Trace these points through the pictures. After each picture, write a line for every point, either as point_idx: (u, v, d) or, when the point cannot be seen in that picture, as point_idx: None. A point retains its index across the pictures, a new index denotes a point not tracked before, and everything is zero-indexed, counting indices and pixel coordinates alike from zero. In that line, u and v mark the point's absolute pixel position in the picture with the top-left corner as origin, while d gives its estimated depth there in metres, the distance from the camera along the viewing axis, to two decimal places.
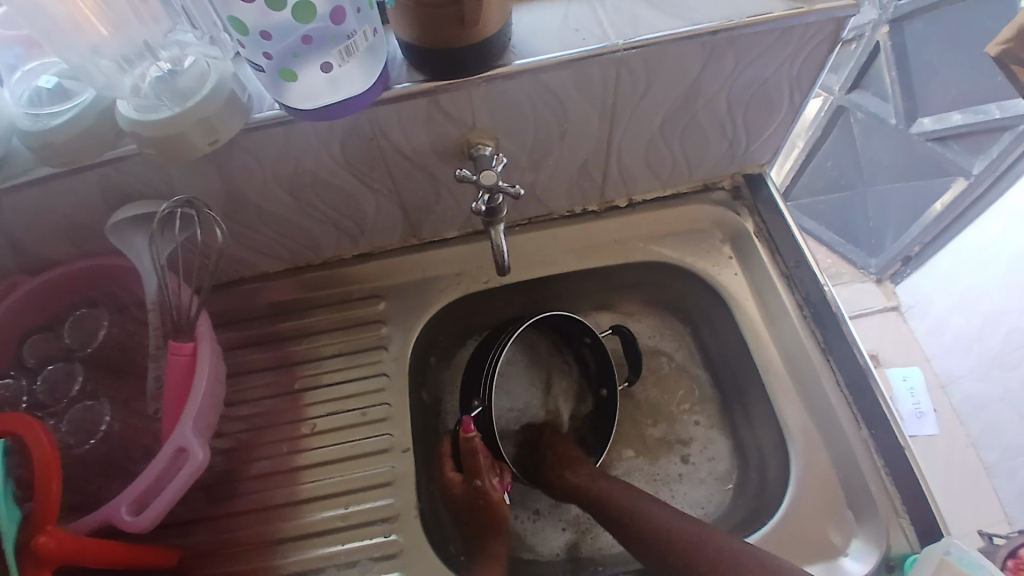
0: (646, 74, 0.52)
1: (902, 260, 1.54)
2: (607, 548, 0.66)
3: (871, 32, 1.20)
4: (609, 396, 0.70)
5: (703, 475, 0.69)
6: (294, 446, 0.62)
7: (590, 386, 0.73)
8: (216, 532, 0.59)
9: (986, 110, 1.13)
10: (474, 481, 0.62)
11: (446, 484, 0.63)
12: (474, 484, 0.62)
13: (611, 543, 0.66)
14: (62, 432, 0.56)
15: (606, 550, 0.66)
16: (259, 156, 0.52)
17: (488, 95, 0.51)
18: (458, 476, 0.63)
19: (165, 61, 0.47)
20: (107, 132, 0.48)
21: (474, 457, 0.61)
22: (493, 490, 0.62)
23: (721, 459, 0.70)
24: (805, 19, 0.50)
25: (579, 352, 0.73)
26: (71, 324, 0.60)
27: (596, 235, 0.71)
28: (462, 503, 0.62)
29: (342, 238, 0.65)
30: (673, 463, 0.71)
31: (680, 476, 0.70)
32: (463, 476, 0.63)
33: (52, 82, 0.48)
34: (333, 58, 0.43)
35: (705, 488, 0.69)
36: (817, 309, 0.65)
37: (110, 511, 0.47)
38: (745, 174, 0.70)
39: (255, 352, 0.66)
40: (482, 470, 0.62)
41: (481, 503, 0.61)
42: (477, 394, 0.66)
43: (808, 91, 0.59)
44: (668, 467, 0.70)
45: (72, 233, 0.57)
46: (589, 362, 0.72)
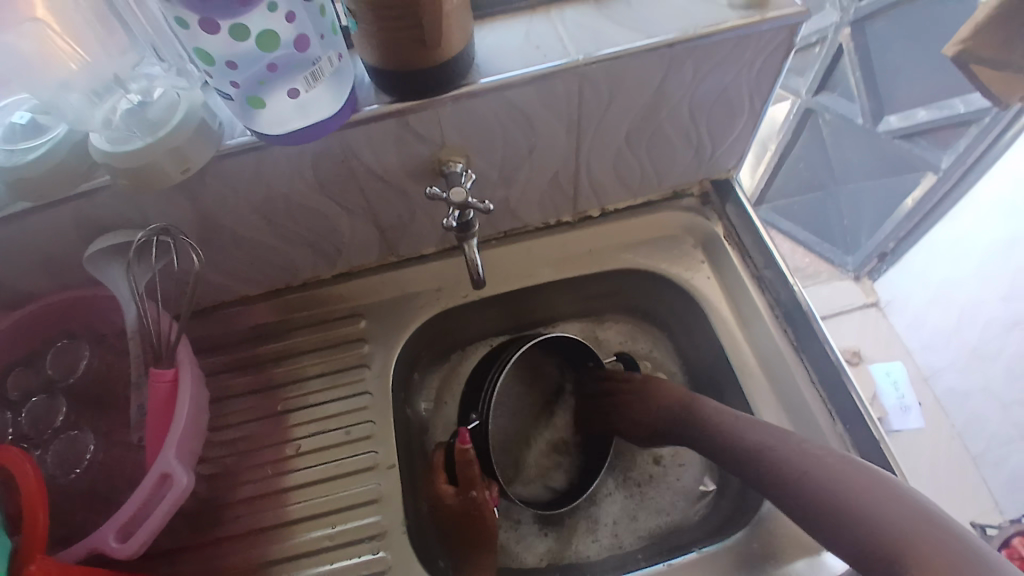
0: (609, 87, 0.54)
1: (878, 256, 1.58)
2: (585, 554, 0.67)
3: (834, 35, 1.21)
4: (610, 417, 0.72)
5: (672, 478, 0.71)
6: (279, 468, 0.63)
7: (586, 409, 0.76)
8: (203, 560, 0.59)
9: (951, 105, 1.18)
10: (469, 492, 0.62)
11: (438, 495, 0.63)
12: (469, 494, 0.62)
13: (590, 552, 0.68)
14: (47, 464, 0.57)
15: (584, 557, 0.67)
16: (232, 183, 0.52)
17: (454, 114, 0.52)
18: (451, 488, 0.63)
19: (134, 93, 0.48)
20: (81, 165, 0.49)
21: (470, 467, 0.62)
22: (488, 502, 0.62)
23: (692, 465, 0.71)
24: (759, 27, 0.52)
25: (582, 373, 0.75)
26: (52, 357, 0.61)
27: (571, 246, 0.72)
28: (455, 514, 0.62)
29: (320, 260, 0.66)
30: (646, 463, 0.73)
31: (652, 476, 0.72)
32: (457, 488, 0.63)
33: (26, 118, 0.49)
34: (299, 84, 0.44)
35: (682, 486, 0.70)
36: (787, 309, 0.66)
37: (97, 540, 0.47)
38: (713, 180, 0.72)
39: (237, 377, 0.67)
40: (478, 481, 0.62)
41: (474, 514, 0.61)
42: (474, 407, 0.67)
43: (768, 95, 0.60)
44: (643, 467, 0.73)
45: (49, 266, 0.57)
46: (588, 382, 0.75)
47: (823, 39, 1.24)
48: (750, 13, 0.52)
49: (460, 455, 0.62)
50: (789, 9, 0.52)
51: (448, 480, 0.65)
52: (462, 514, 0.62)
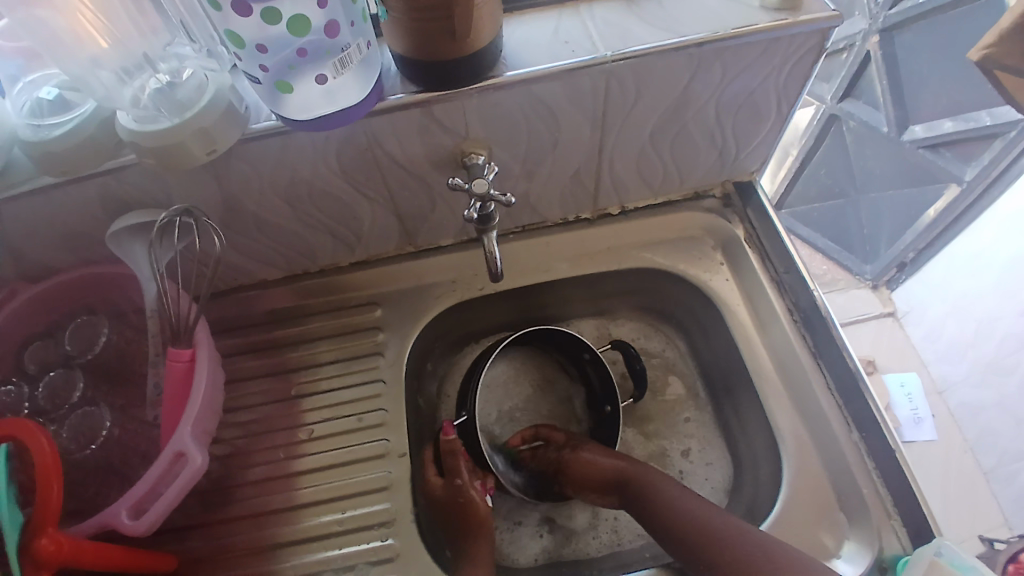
0: (636, 84, 0.54)
1: (897, 266, 1.56)
2: (586, 554, 0.67)
3: (862, 42, 1.19)
4: (613, 413, 0.70)
5: (699, 479, 0.70)
6: (290, 452, 0.63)
7: (592, 406, 0.74)
8: (211, 538, 0.60)
9: (977, 117, 1.15)
10: (454, 480, 0.63)
11: (427, 487, 0.63)
12: (453, 482, 0.63)
13: (590, 553, 0.67)
14: (62, 437, 0.58)
15: (585, 557, 0.67)
16: (256, 167, 0.53)
17: (480, 106, 0.52)
18: (440, 480, 0.64)
19: (163, 73, 0.48)
20: (107, 143, 0.49)
21: (455, 457, 0.63)
22: (474, 490, 0.63)
23: (717, 465, 0.70)
24: (791, 30, 0.51)
25: (582, 369, 0.74)
26: (71, 332, 0.61)
27: (590, 243, 0.72)
28: (443, 505, 0.62)
29: (338, 246, 0.67)
30: (674, 460, 0.71)
31: (682, 474, 0.70)
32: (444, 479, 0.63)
33: (53, 94, 0.49)
34: (328, 71, 0.44)
35: (709, 488, 0.69)
36: (807, 314, 0.66)
37: (110, 516, 0.48)
38: (736, 183, 0.72)
39: (252, 359, 0.67)
40: (463, 470, 0.63)
41: (460, 501, 0.62)
42: (464, 405, 0.67)
43: (796, 99, 0.60)
44: (671, 465, 0.71)
45: (71, 242, 0.58)
46: (592, 378, 0.73)
47: (851, 45, 1.21)
48: (782, 16, 0.51)
49: (446, 446, 0.64)
50: (822, 13, 0.51)
51: (436, 472, 0.65)
52: (448, 504, 0.62)
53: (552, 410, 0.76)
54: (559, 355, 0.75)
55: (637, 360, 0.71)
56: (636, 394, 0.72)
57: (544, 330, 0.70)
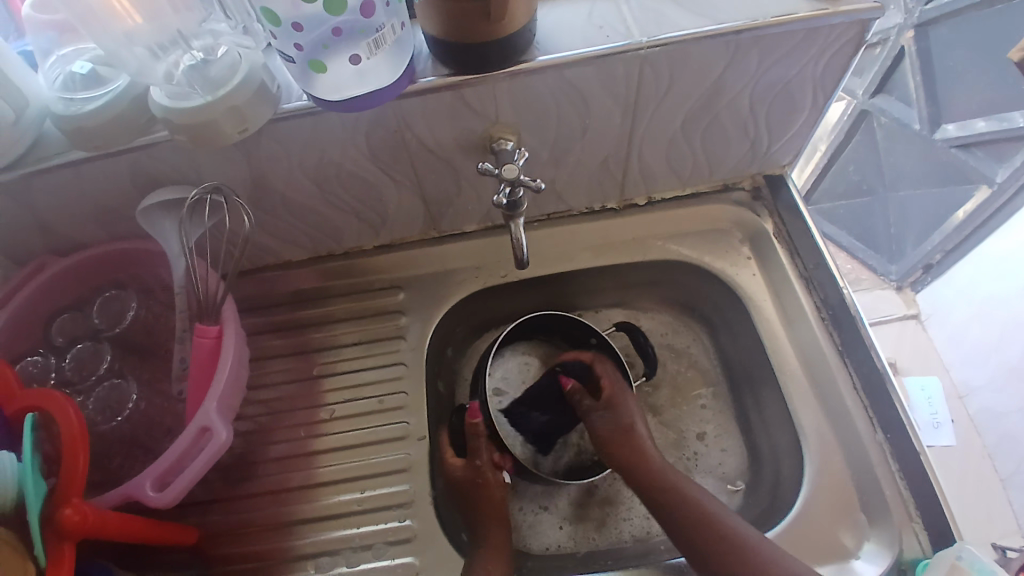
0: (670, 73, 0.53)
1: (923, 267, 1.53)
2: (616, 539, 0.67)
3: (896, 36, 1.17)
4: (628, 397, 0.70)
5: (713, 462, 0.70)
6: (311, 431, 0.63)
7: None
8: (232, 512, 0.60)
9: (1010, 118, 1.12)
10: (474, 461, 0.63)
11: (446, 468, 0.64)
12: (475, 463, 0.63)
13: (620, 539, 0.67)
14: (90, 409, 0.59)
15: (614, 542, 0.67)
16: (286, 146, 0.53)
17: (512, 90, 0.51)
18: (458, 460, 0.64)
19: (197, 50, 0.47)
20: (139, 119, 0.49)
21: (479, 438, 0.64)
22: (491, 472, 0.63)
23: (733, 452, 0.70)
24: (831, 20, 0.50)
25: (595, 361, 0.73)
26: (99, 306, 0.62)
27: (614, 233, 0.71)
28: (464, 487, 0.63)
29: (363, 228, 0.67)
30: (690, 442, 0.72)
31: (695, 455, 0.71)
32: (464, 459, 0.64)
33: (85, 68, 0.49)
34: (362, 50, 0.43)
35: (720, 472, 0.70)
36: (834, 311, 0.65)
37: (133, 488, 0.49)
38: (766, 175, 0.71)
39: (275, 338, 0.68)
40: (483, 451, 0.64)
41: (479, 483, 0.63)
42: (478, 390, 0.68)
43: (832, 92, 0.59)
44: (685, 447, 0.71)
45: (101, 217, 0.58)
46: None
47: (885, 39, 1.19)
48: (821, 5, 0.50)
49: (471, 428, 0.64)
50: (863, 4, 0.50)
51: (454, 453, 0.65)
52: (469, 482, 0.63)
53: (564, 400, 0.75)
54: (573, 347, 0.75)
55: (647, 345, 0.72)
56: (648, 372, 0.72)
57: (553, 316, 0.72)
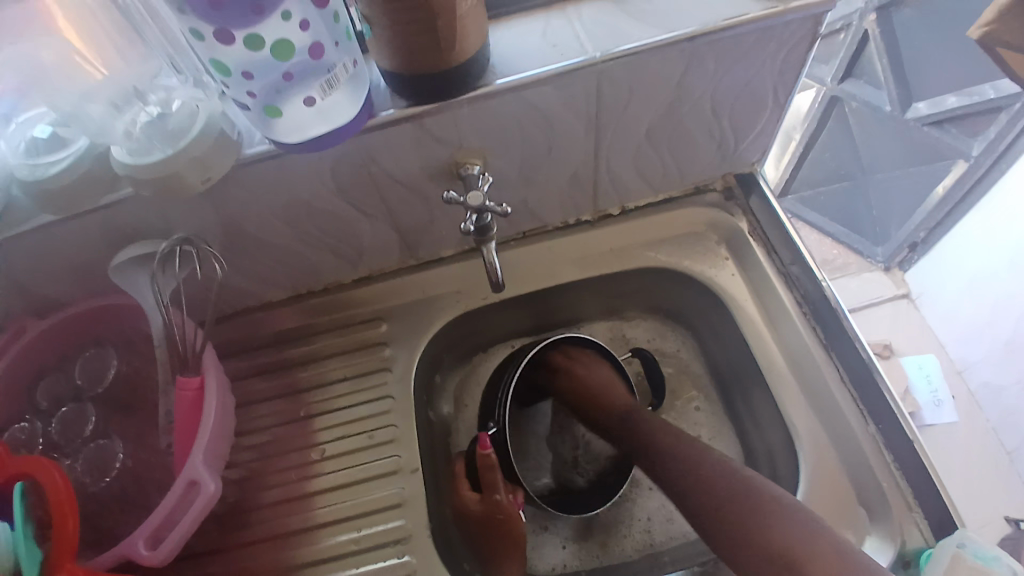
0: (627, 84, 0.53)
1: (909, 247, 1.53)
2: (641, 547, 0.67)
3: (859, 21, 1.17)
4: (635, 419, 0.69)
5: None
6: (303, 473, 0.63)
7: None
8: (230, 563, 0.60)
9: (980, 91, 1.14)
10: (493, 495, 0.61)
11: (463, 502, 0.63)
12: (492, 498, 0.61)
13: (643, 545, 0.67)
14: (77, 471, 0.58)
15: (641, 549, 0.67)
16: (252, 190, 0.53)
17: (471, 116, 0.51)
18: (474, 494, 0.63)
19: (153, 104, 0.48)
20: (103, 175, 0.49)
21: (494, 471, 0.61)
22: (513, 506, 0.61)
23: (727, 453, 0.71)
24: (783, 18, 0.50)
25: None
26: (80, 365, 0.62)
27: (593, 245, 0.71)
28: (480, 520, 0.61)
29: (340, 263, 0.66)
30: None
31: None
32: (480, 494, 0.62)
33: (47, 131, 0.49)
34: (316, 92, 0.44)
35: None
36: (816, 305, 0.65)
37: (128, 548, 0.48)
38: (737, 175, 0.71)
39: (261, 381, 0.67)
40: (500, 485, 0.62)
41: (500, 518, 0.61)
42: (492, 416, 0.67)
43: (793, 87, 0.59)
44: None
45: (77, 276, 0.58)
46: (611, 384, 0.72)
47: (848, 25, 1.21)
48: (772, 4, 0.50)
49: (482, 460, 0.61)
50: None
51: (471, 487, 0.64)
52: (487, 519, 0.61)
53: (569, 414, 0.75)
54: None
55: (654, 367, 0.71)
56: (655, 402, 0.72)
57: (568, 341, 0.70)
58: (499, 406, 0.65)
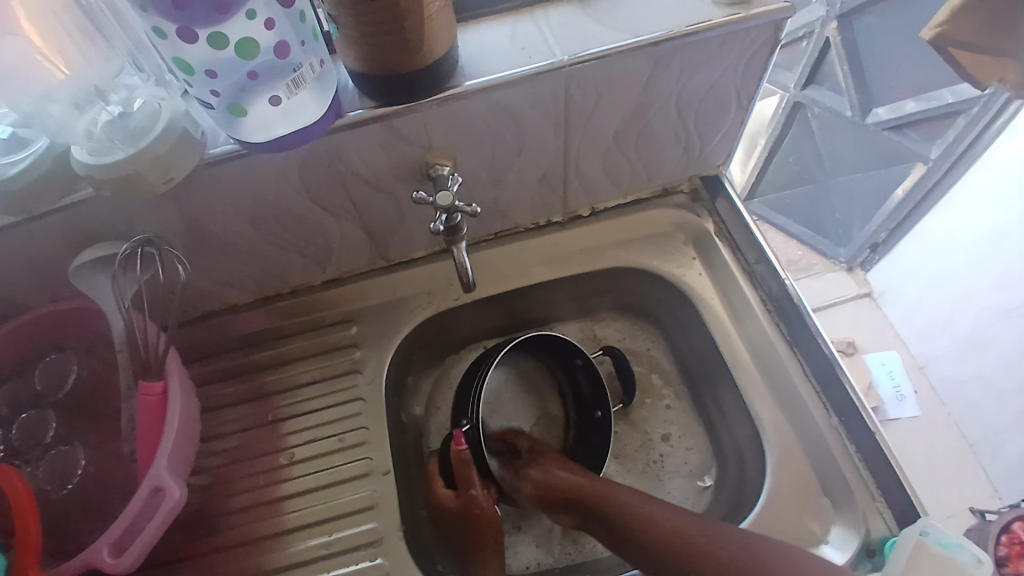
0: (595, 87, 0.54)
1: (871, 247, 1.58)
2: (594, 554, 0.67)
3: (820, 28, 1.20)
4: (604, 418, 0.69)
5: (679, 462, 0.71)
6: (272, 477, 0.62)
7: (583, 411, 0.73)
8: (197, 571, 0.58)
9: (938, 96, 1.17)
10: (468, 490, 0.62)
11: (438, 500, 0.63)
12: (468, 493, 0.62)
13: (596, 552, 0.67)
14: (38, 478, 0.57)
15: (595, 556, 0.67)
16: (218, 190, 0.52)
17: (440, 117, 0.52)
18: (450, 492, 0.63)
19: (115, 104, 0.47)
20: (65, 176, 0.48)
21: (467, 467, 0.62)
22: (487, 500, 0.62)
23: (698, 450, 0.71)
24: (745, 24, 0.51)
25: (572, 374, 0.73)
26: (40, 370, 0.60)
27: (563, 245, 0.72)
28: (456, 517, 0.62)
29: (309, 265, 0.66)
30: (655, 445, 0.72)
31: (661, 458, 0.72)
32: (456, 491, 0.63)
33: (7, 133, 0.48)
34: (281, 92, 0.43)
35: (686, 470, 0.71)
36: (779, 303, 0.66)
37: (91, 554, 0.47)
38: (703, 176, 0.72)
39: (228, 385, 0.66)
40: (476, 479, 0.62)
41: (476, 513, 0.61)
42: (465, 413, 0.66)
43: (755, 92, 0.60)
44: (651, 450, 0.72)
45: (35, 279, 0.57)
46: (581, 384, 0.72)
47: (810, 32, 1.23)
48: (734, 11, 0.52)
49: (455, 456, 0.62)
50: (775, 5, 0.51)
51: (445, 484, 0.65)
52: (463, 516, 0.62)
53: (542, 415, 0.76)
54: (548, 360, 0.75)
55: (626, 366, 0.72)
56: (625, 399, 0.72)
57: (540, 338, 0.70)
58: (472, 403, 0.65)
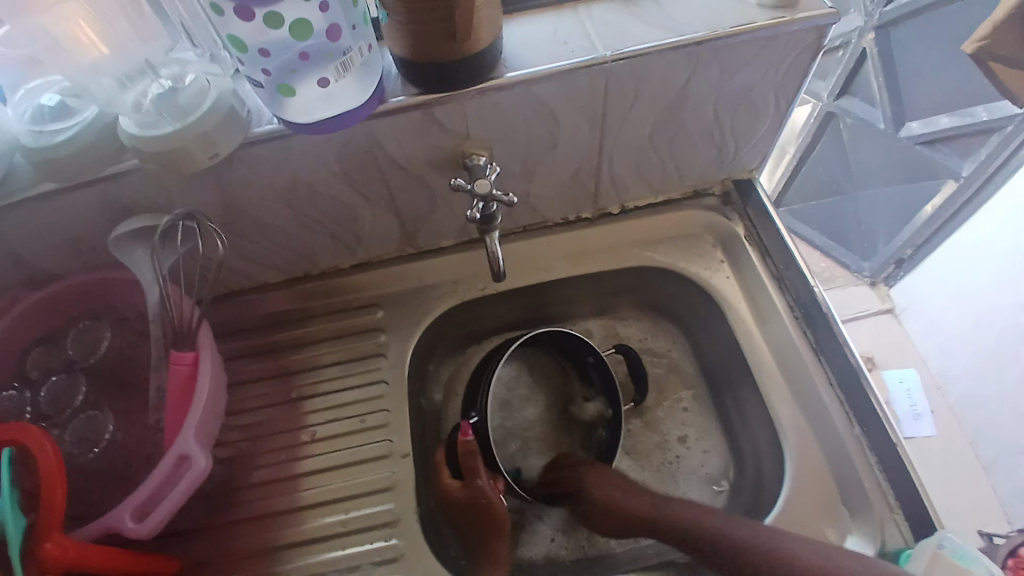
0: (634, 84, 0.54)
1: (895, 263, 1.56)
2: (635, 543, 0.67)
3: (857, 40, 1.19)
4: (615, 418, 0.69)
5: (696, 464, 0.71)
6: (293, 454, 0.63)
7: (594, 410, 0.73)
8: (216, 541, 0.60)
9: (973, 113, 1.16)
10: (474, 481, 0.62)
11: (445, 490, 0.63)
12: (475, 484, 0.62)
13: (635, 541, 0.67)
14: (66, 442, 0.58)
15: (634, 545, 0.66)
16: (257, 169, 0.53)
17: (480, 107, 0.52)
18: (456, 481, 0.64)
19: (165, 78, 0.49)
20: (109, 147, 0.49)
21: (473, 457, 0.63)
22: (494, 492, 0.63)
23: (715, 452, 0.71)
24: (788, 28, 0.51)
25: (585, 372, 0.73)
26: (73, 337, 0.61)
27: (590, 241, 0.72)
28: (465, 506, 0.63)
29: (339, 248, 0.67)
30: (672, 446, 0.72)
31: (677, 458, 0.72)
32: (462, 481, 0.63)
33: (54, 100, 0.49)
34: (330, 74, 0.44)
35: (704, 473, 0.71)
36: (807, 309, 0.66)
37: (113, 521, 0.48)
38: (735, 180, 0.72)
39: (253, 362, 0.67)
40: (482, 471, 0.63)
41: (483, 503, 0.62)
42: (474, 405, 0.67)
43: (793, 98, 0.60)
44: (668, 450, 0.72)
45: (75, 249, 0.58)
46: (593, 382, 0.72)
47: (846, 43, 1.21)
48: (778, 14, 0.51)
49: (462, 448, 0.63)
50: (819, 10, 0.51)
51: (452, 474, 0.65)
52: (471, 505, 0.63)
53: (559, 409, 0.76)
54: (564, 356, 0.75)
55: (638, 366, 0.72)
56: (637, 398, 0.72)
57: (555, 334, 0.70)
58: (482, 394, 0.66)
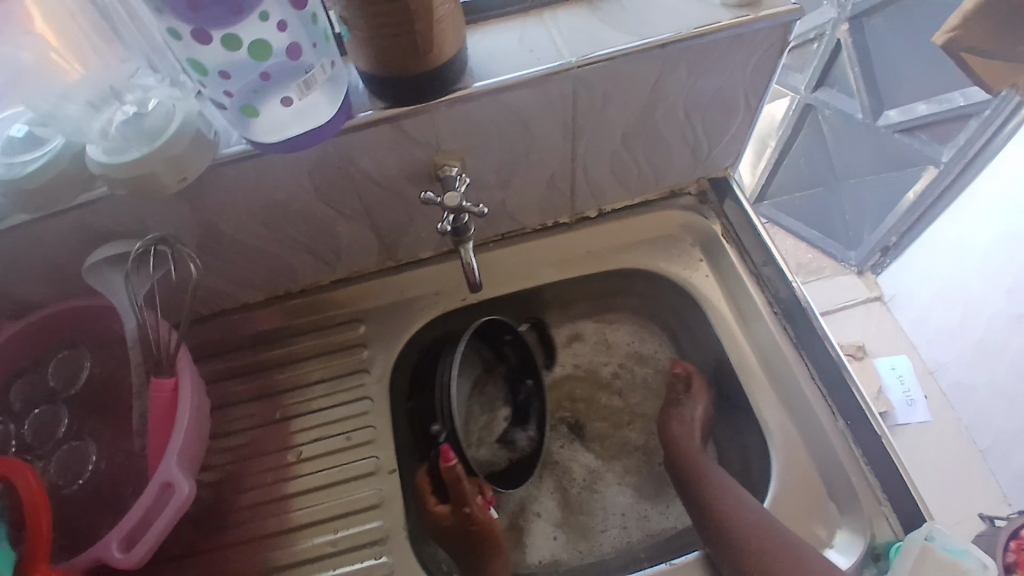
0: (603, 89, 0.54)
1: (881, 250, 1.57)
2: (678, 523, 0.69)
3: (832, 31, 1.20)
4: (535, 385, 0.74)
5: None
6: (281, 474, 0.63)
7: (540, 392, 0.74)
8: (205, 565, 0.59)
9: (950, 98, 1.15)
10: (463, 508, 0.62)
11: (435, 518, 0.63)
12: (463, 511, 0.62)
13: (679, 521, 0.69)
14: (50, 473, 0.58)
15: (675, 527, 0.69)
16: (229, 190, 0.53)
17: (449, 119, 0.52)
18: (446, 508, 0.63)
19: (129, 104, 0.48)
20: (79, 173, 0.49)
21: (460, 484, 0.62)
22: (485, 515, 0.62)
23: None
24: (752, 26, 0.52)
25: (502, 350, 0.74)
26: (54, 366, 0.61)
27: (571, 246, 0.72)
28: (457, 532, 0.62)
29: (319, 264, 0.67)
30: None
31: None
32: (451, 506, 0.63)
33: (23, 131, 0.49)
34: (293, 92, 0.44)
35: None
36: (787, 306, 0.66)
37: (100, 550, 0.48)
38: (711, 178, 0.72)
39: (237, 383, 0.67)
40: (470, 496, 0.62)
41: (472, 528, 0.62)
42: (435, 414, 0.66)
43: (764, 94, 0.60)
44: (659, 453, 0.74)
45: (52, 278, 0.58)
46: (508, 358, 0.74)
47: (821, 34, 1.23)
48: (742, 13, 0.52)
49: (448, 474, 0.62)
50: (783, 7, 0.51)
51: (438, 501, 0.64)
52: (460, 530, 0.62)
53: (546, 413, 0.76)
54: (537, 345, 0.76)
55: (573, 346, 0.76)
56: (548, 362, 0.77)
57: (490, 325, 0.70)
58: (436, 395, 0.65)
